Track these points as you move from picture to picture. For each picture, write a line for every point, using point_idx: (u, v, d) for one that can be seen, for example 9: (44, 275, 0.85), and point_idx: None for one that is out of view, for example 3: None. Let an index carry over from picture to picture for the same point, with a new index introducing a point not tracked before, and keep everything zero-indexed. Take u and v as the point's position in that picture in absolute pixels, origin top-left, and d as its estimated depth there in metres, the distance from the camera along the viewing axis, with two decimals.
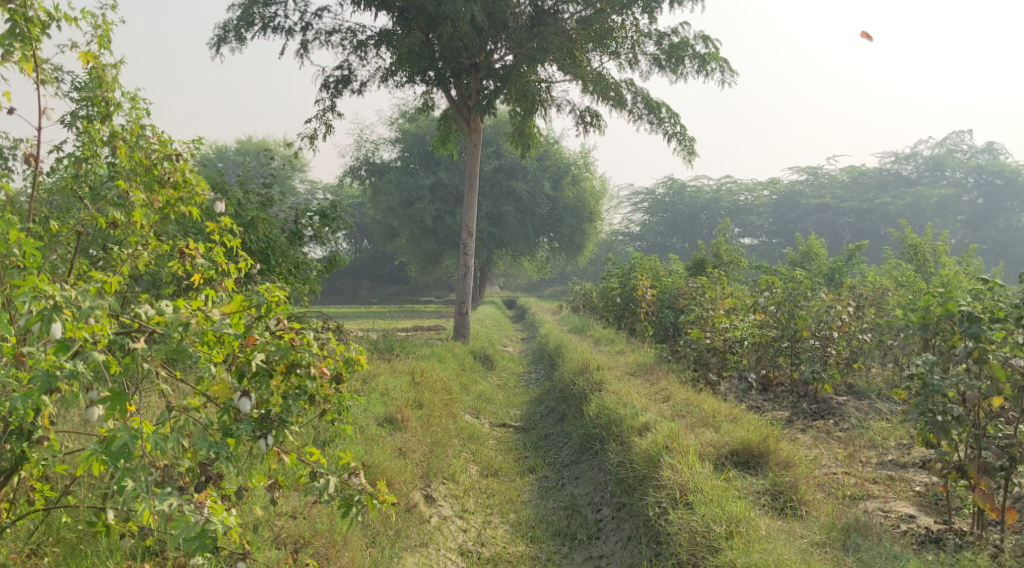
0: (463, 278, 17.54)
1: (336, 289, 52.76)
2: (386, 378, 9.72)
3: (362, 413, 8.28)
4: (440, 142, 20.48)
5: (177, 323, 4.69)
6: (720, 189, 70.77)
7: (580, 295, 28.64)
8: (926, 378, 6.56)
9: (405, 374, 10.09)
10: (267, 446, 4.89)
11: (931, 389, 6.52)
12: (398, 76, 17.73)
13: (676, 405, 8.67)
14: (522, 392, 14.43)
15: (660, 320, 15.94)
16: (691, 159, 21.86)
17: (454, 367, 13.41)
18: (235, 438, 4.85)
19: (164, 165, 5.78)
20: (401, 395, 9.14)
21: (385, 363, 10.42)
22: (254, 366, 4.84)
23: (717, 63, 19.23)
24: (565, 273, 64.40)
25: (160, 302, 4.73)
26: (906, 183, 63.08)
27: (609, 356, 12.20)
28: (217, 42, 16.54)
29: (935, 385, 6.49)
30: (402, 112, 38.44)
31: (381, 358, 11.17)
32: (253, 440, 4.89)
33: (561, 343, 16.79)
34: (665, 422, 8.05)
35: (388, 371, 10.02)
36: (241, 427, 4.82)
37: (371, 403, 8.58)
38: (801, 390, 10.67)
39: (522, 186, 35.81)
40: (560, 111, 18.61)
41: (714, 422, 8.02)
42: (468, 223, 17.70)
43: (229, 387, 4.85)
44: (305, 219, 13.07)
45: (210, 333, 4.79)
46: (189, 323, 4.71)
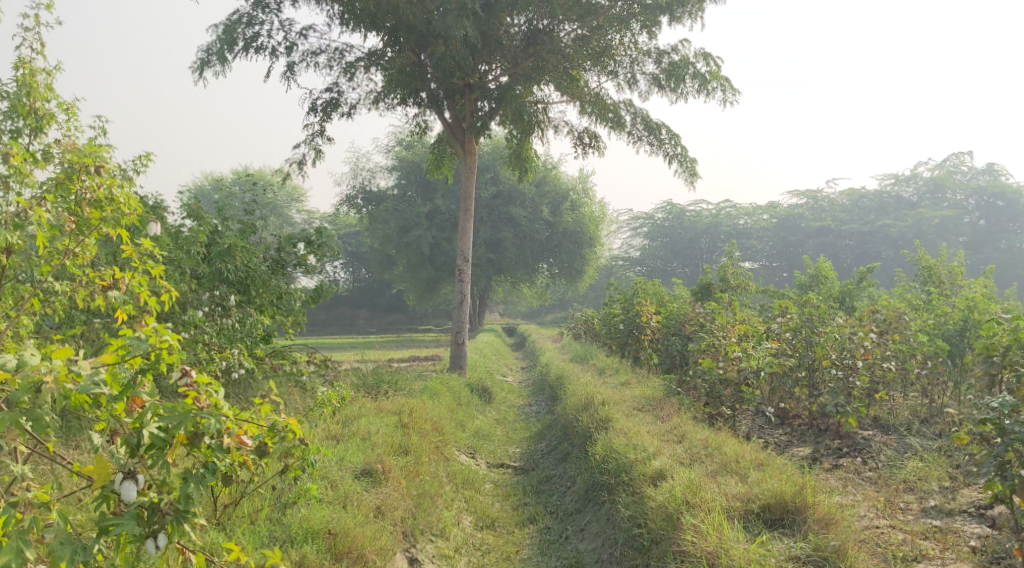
0: (459, 308, 16.77)
1: (334, 319, 52.02)
2: (372, 420, 8.90)
3: (336, 465, 7.48)
4: (435, 166, 19.76)
5: (31, 386, 4.63)
6: (720, 213, 70.18)
7: (581, 322, 27.91)
8: (1006, 426, 6.14)
9: (394, 415, 9.28)
10: (158, 543, 4.84)
11: (1012, 434, 6.09)
12: (390, 98, 17.05)
13: (691, 447, 7.91)
14: (522, 427, 13.61)
15: (667, 348, 15.16)
16: (693, 181, 21.17)
17: (447, 401, 12.63)
18: (120, 533, 4.79)
19: (84, 180, 5.74)
20: (385, 439, 8.34)
21: (372, 402, 9.61)
22: (147, 436, 4.86)
23: (718, 82, 18.56)
24: (564, 300, 63.70)
25: (27, 358, 4.69)
26: (908, 204, 62.47)
27: (614, 388, 11.41)
28: (199, 66, 15.91)
29: (1015, 433, 6.08)
30: (398, 138, 37.85)
31: (369, 395, 10.38)
32: (141, 538, 4.83)
33: (563, 374, 16.02)
34: (681, 469, 7.29)
35: (376, 412, 9.22)
36: (124, 519, 4.77)
37: (348, 453, 7.76)
38: (822, 424, 9.90)
39: (521, 213, 35.10)
40: (558, 132, 17.94)
41: (736, 469, 7.25)
42: (463, 250, 16.95)
43: (111, 469, 4.84)
44: (289, 248, 12.29)
45: (82, 397, 4.78)
46: (51, 388, 4.66)
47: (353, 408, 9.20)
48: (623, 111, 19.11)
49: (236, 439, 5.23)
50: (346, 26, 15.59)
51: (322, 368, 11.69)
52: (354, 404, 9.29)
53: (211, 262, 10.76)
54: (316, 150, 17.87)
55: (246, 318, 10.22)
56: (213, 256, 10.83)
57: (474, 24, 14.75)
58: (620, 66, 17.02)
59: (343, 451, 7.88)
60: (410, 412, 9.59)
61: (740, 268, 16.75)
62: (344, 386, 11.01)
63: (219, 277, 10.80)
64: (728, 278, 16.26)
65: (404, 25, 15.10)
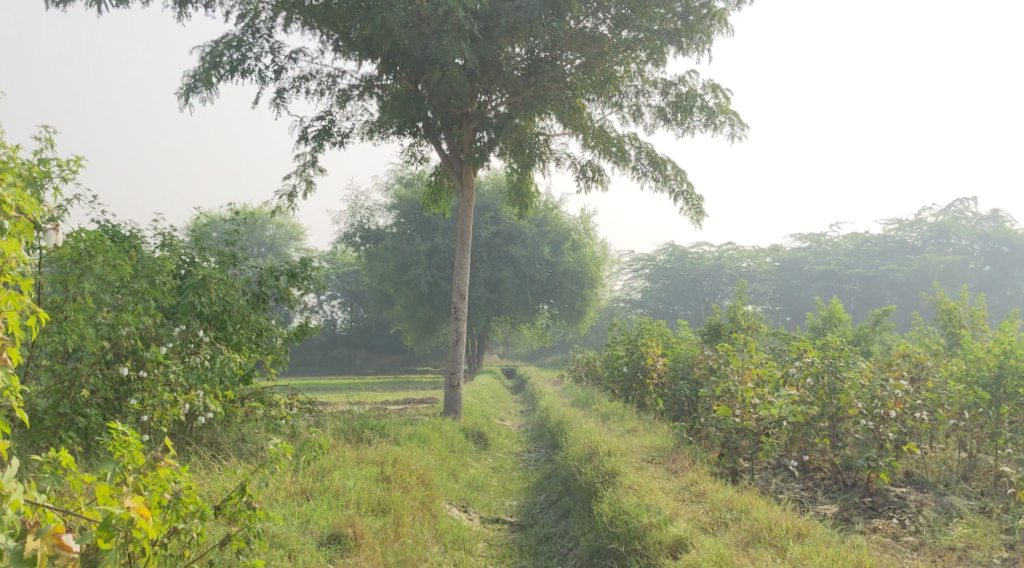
0: (454, 347, 15.93)
1: (330, 360, 51.10)
2: (351, 472, 8.06)
3: (298, 527, 6.71)
4: (431, 201, 19.06)
5: None
6: (721, 256, 69.43)
7: (583, 365, 27.05)
8: None
9: (376, 465, 8.43)
10: None
11: None
12: (385, 128, 16.40)
13: (713, 510, 7.14)
14: (520, 477, 12.68)
15: (674, 393, 14.29)
16: (699, 219, 20.43)
17: (439, 447, 11.76)
18: None
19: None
20: (361, 495, 7.52)
21: (353, 449, 8.78)
22: None
23: (726, 116, 17.89)
24: (565, 342, 62.77)
25: None
26: (913, 249, 61.63)
27: (620, 437, 10.53)
28: (184, 93, 15.27)
29: None
30: (397, 176, 37.31)
31: (351, 442, 9.52)
32: None
33: (564, 418, 15.15)
34: (706, 538, 6.58)
35: (357, 461, 8.36)
36: None
37: (314, 514, 6.95)
38: (848, 478, 9.06)
39: (521, 252, 34.38)
40: (560, 165, 17.23)
41: (769, 539, 6.50)
42: (459, 287, 16.13)
43: None
44: (271, 280, 11.55)
45: None
46: None
47: (329, 458, 8.35)
48: (626, 145, 18.41)
49: (50, 543, 4.89)
50: (340, 53, 15.01)
51: (305, 412, 10.82)
52: (332, 453, 8.44)
53: (184, 294, 10.01)
54: (308, 181, 17.18)
55: (218, 357, 8.99)
56: (187, 288, 10.08)
57: (473, 50, 14.10)
58: (624, 97, 16.36)
59: (312, 511, 7.02)
60: (394, 462, 8.73)
61: (750, 308, 15.94)
62: (326, 432, 10.14)
63: (193, 311, 10.04)
64: (738, 320, 15.44)
65: (399, 52, 14.46)
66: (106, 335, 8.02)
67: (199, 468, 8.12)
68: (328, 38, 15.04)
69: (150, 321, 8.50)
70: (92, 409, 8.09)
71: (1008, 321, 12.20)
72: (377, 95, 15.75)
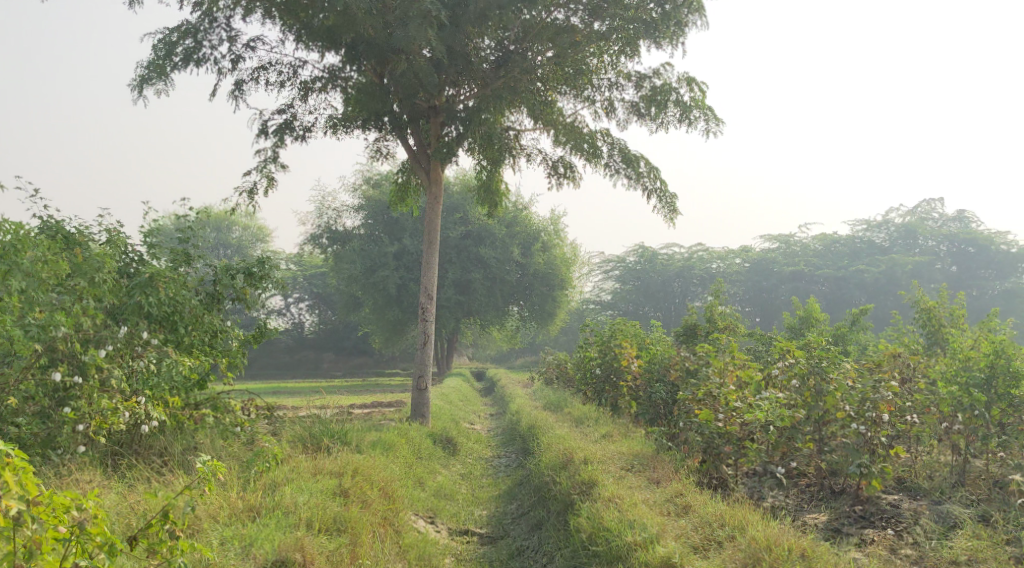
0: (421, 350, 15.33)
1: (297, 364, 50.23)
2: (306, 486, 7.46)
3: (237, 554, 6.14)
4: (398, 199, 18.45)
5: None
6: (691, 257, 69.28)
7: (554, 366, 26.56)
8: None
9: (333, 478, 7.82)
10: None
11: None
12: (350, 123, 15.74)
13: (702, 527, 6.69)
14: (490, 484, 12.11)
15: (649, 396, 13.80)
16: (673, 217, 19.97)
17: (405, 455, 11.19)
18: None
19: None
20: (315, 513, 6.95)
21: (308, 460, 8.16)
22: None
23: (701, 111, 17.44)
24: (535, 344, 62.35)
25: None
26: (881, 249, 61.76)
27: (595, 443, 9.98)
28: (137, 84, 14.52)
29: None
30: (364, 176, 36.60)
31: (308, 452, 8.90)
32: None
33: (536, 422, 14.63)
34: (698, 560, 6.17)
35: (311, 473, 7.75)
36: None
37: (261, 538, 6.37)
38: (836, 485, 8.64)
39: (492, 253, 33.80)
40: (531, 161, 16.71)
41: (764, 560, 6.07)
42: (427, 287, 15.55)
43: None
44: (227, 279, 10.82)
45: None
46: None
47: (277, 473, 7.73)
48: (599, 141, 17.93)
49: None
50: (302, 43, 14.34)
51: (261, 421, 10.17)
52: (281, 467, 7.82)
53: (129, 294, 9.36)
54: (269, 178, 16.55)
55: (165, 360, 8.35)
56: (133, 287, 9.43)
57: (440, 40, 13.52)
58: (597, 91, 15.87)
59: (255, 535, 6.40)
60: (354, 473, 8.13)
61: (726, 306, 15.51)
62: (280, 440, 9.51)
63: (140, 312, 9.38)
64: (715, 320, 14.99)
65: (364, 41, 13.83)
66: (38, 338, 7.34)
67: (139, 481, 7.48)
68: (289, 28, 14.35)
69: (87, 322, 7.83)
70: (25, 417, 7.42)
71: (992, 320, 11.84)
72: (341, 88, 15.10)
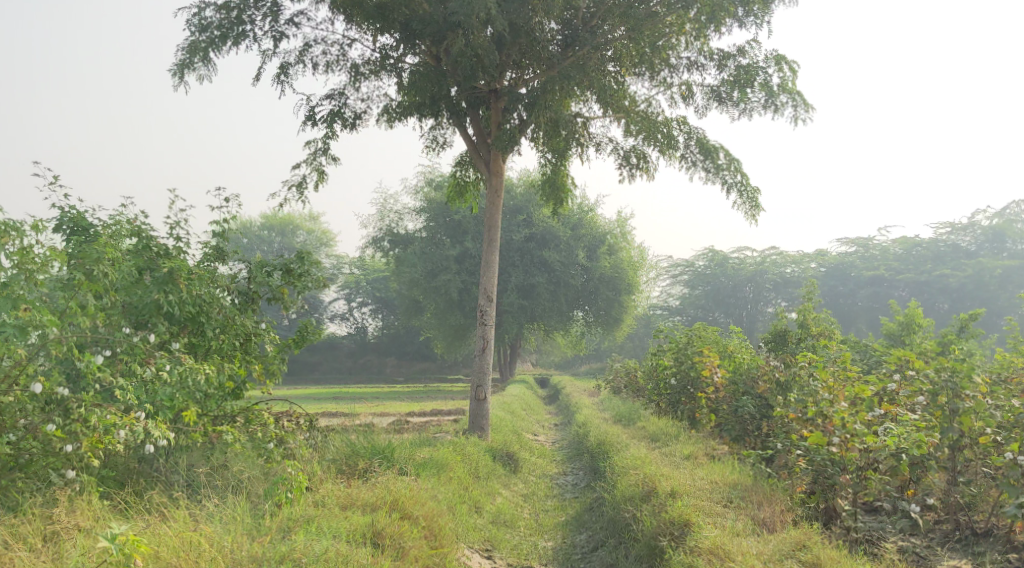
0: (480, 356, 14.07)
1: (360, 369, 49.66)
2: (328, 529, 6.27)
3: None
4: (456, 195, 17.23)
5: None
6: (764, 260, 66.34)
7: (622, 374, 25.04)
8: None
9: (364, 516, 6.61)
10: None
11: None
12: (404, 111, 14.55)
13: None
14: (556, 509, 10.74)
15: (735, 410, 12.32)
16: (755, 213, 18.39)
17: (460, 475, 9.90)
18: None
19: None
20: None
21: (340, 491, 7.01)
22: None
23: (788, 96, 15.93)
24: (601, 351, 60.89)
25: None
26: (967, 254, 58.25)
27: (681, 467, 8.54)
28: (177, 70, 13.58)
29: None
30: (427, 178, 35.61)
31: (343, 481, 7.72)
32: None
33: (607, 438, 13.23)
34: None
35: (339, 511, 6.56)
36: None
37: None
38: (983, 527, 7.08)
39: (556, 256, 32.45)
40: (601, 150, 15.31)
41: None
42: (488, 287, 14.28)
43: None
44: (262, 276, 9.69)
45: None
46: None
47: (298, 510, 6.56)
48: (675, 131, 16.48)
49: None
50: (352, 23, 13.21)
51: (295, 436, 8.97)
52: (302, 503, 6.66)
53: (146, 291, 8.26)
54: (319, 171, 15.47)
55: (178, 367, 7.26)
56: (149, 285, 8.32)
57: (501, 14, 12.25)
58: (674, 73, 14.46)
59: None
60: (394, 507, 6.93)
61: (820, 310, 13.90)
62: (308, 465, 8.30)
63: (159, 313, 8.30)
64: (807, 325, 13.40)
65: (419, 18, 12.63)
66: (21, 342, 6.24)
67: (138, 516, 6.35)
68: (338, 7, 13.22)
69: (85, 323, 6.79)
70: (21, 432, 6.31)
71: None
72: (394, 73, 13.94)
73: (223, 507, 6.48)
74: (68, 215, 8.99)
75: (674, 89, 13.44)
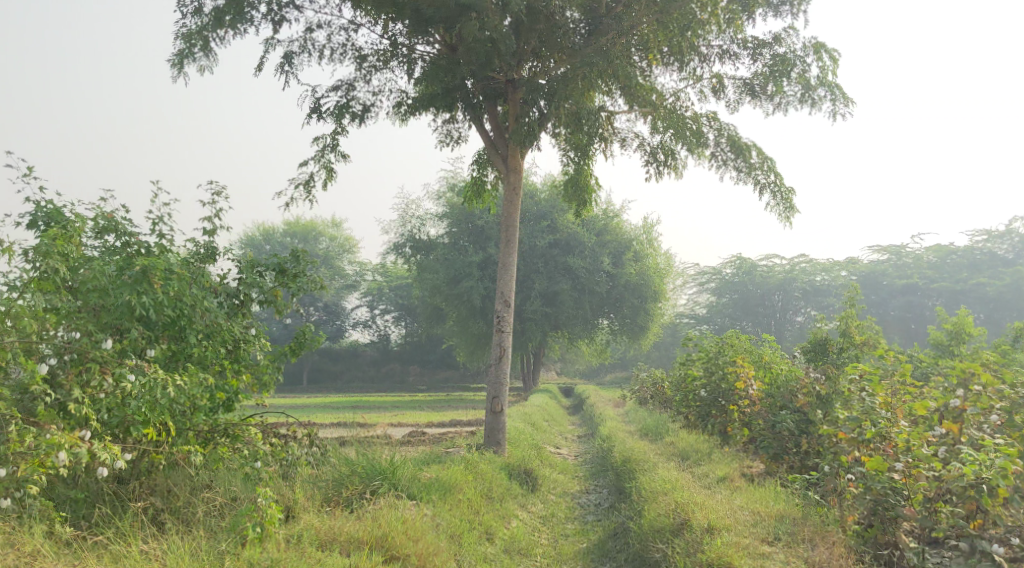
0: (496, 366, 13.16)
1: (382, 378, 49.07)
2: None
3: None
4: (474, 195, 16.31)
5: None
6: (793, 267, 64.62)
7: (648, 385, 23.97)
8: None
9: (341, 558, 6.20)
10: None
11: None
12: (417, 105, 13.65)
13: None
14: (577, 534, 9.75)
15: (772, 427, 11.33)
16: (789, 215, 17.36)
17: (470, 499, 8.96)
18: None
19: None
20: None
21: (323, 526, 6.62)
22: None
23: (826, 89, 14.93)
24: (626, 360, 59.87)
25: None
26: (1004, 261, 56.43)
27: (720, 496, 7.54)
28: (177, 62, 12.74)
29: None
30: (448, 182, 34.80)
31: (329, 512, 7.31)
32: None
33: (632, 455, 12.25)
34: None
35: (314, 552, 6.14)
36: None
37: None
38: None
39: (581, 263, 31.46)
40: (626, 146, 14.35)
41: None
42: (505, 291, 13.37)
43: None
44: (253, 277, 8.85)
45: None
46: None
47: (269, 548, 6.16)
48: (705, 127, 15.50)
49: None
50: (361, 10, 12.38)
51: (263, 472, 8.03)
52: (275, 539, 6.27)
53: (119, 292, 7.43)
54: (327, 169, 14.60)
55: (150, 381, 6.74)
56: (121, 285, 7.47)
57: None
58: (704, 63, 13.48)
59: None
60: (380, 548, 6.52)
61: (863, 317, 12.82)
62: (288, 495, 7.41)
63: (132, 316, 7.46)
64: (850, 333, 12.37)
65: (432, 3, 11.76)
66: None
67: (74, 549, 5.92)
68: None
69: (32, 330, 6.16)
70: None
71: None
72: (406, 63, 13.10)
73: (175, 546, 6.01)
74: (43, 210, 8.16)
75: (703, 81, 12.84)
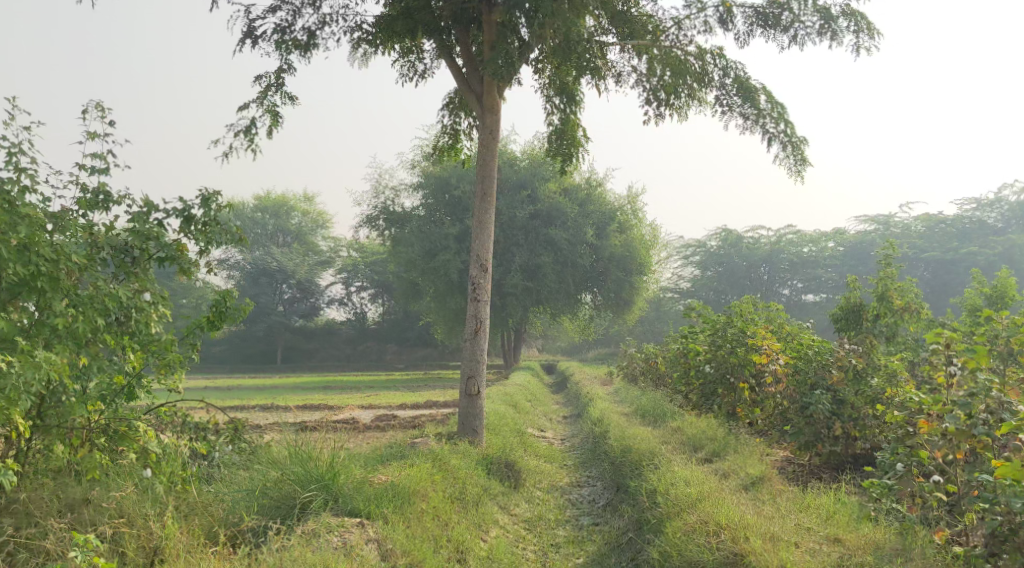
0: (472, 340, 11.17)
1: (357, 357, 46.96)
2: None
3: None
4: (447, 147, 14.15)
5: None
6: (780, 239, 62.97)
7: (640, 361, 22.02)
8: None
9: None
10: None
11: None
12: (377, 34, 11.52)
13: None
14: (570, 544, 7.75)
15: (803, 410, 9.40)
16: (801, 170, 15.43)
17: (428, 513, 6.93)
18: None
19: None
20: None
21: None
22: None
23: (848, 18, 12.93)
24: (610, 337, 57.99)
25: None
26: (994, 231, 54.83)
27: (790, 528, 5.69)
28: None
29: None
30: (423, 151, 32.55)
31: (215, 555, 5.55)
32: None
33: (633, 443, 10.30)
34: None
35: None
36: None
37: None
38: None
39: (563, 235, 29.42)
40: (621, 81, 12.32)
41: None
42: (481, 253, 11.37)
43: None
44: (147, 227, 6.81)
45: None
46: None
47: None
48: (709, 64, 13.51)
49: None
50: None
51: (150, 484, 6.11)
52: None
53: None
54: (270, 112, 12.47)
55: None
56: None
57: None
58: None
59: None
60: None
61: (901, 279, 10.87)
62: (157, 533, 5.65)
63: None
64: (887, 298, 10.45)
65: None
66: None
67: None
68: None
69: None
70: None
71: None
72: None
73: None
74: None
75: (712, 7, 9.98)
